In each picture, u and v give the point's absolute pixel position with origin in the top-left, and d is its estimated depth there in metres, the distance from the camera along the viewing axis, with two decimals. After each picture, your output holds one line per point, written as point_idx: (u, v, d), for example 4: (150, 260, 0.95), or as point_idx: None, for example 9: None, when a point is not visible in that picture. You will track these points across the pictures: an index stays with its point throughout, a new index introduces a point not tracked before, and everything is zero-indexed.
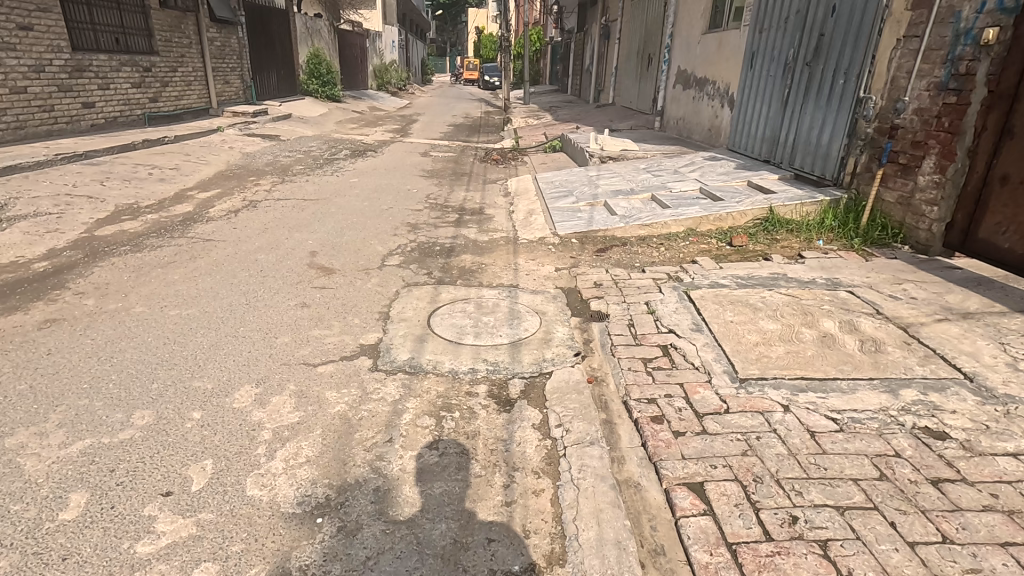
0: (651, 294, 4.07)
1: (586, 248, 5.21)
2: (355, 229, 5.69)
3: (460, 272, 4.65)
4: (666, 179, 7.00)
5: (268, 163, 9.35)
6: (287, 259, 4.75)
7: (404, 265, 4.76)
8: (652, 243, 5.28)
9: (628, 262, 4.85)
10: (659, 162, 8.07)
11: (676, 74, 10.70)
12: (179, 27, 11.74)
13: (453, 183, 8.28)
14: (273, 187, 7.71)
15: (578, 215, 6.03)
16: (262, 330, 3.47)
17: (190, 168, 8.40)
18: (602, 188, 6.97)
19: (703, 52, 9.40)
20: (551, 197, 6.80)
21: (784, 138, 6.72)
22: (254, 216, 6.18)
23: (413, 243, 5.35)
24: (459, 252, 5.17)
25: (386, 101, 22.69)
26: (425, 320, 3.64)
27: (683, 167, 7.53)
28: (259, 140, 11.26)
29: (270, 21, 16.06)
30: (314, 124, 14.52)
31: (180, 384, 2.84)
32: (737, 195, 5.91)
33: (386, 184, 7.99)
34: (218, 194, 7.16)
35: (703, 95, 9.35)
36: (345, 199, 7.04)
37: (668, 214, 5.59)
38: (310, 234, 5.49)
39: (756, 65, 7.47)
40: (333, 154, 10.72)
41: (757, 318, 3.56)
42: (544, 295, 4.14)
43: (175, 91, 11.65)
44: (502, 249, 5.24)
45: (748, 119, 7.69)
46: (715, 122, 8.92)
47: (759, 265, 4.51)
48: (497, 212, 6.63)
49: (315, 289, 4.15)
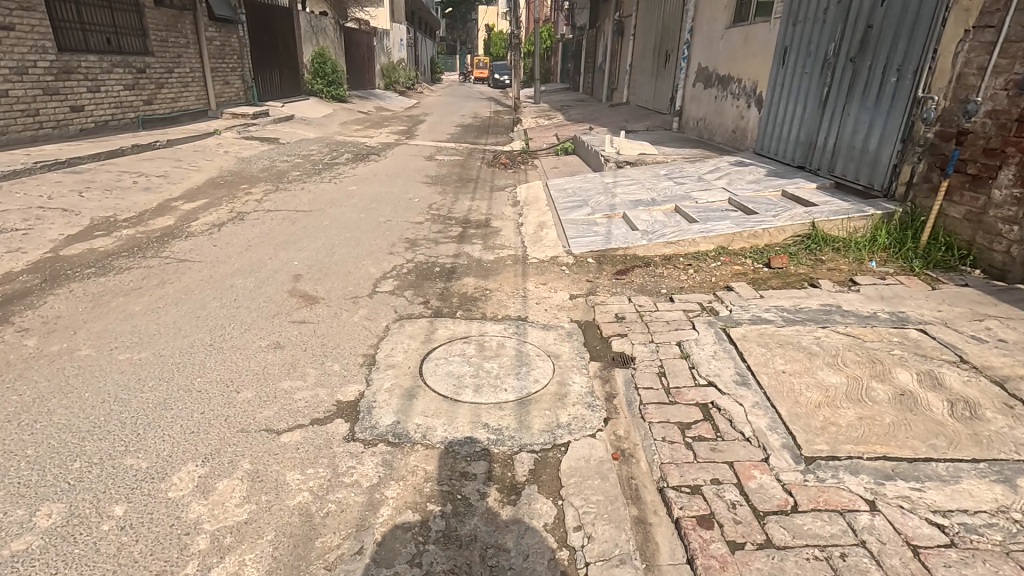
0: (683, 332, 3.48)
1: (604, 270, 4.63)
2: (346, 247, 5.15)
3: (461, 300, 4.09)
4: (690, 188, 6.39)
5: (263, 169, 8.86)
6: (266, 285, 4.21)
7: (398, 291, 4.21)
8: (678, 263, 4.68)
9: (652, 288, 4.26)
10: (681, 167, 7.45)
11: (696, 72, 10.05)
12: (176, 27, 11.30)
13: (458, 191, 7.72)
14: (265, 196, 7.20)
15: (594, 229, 5.44)
16: (222, 381, 2.92)
17: (179, 175, 7.93)
18: (620, 198, 6.39)
19: (727, 48, 8.76)
20: (564, 208, 6.22)
21: (822, 143, 6.06)
22: (240, 231, 5.67)
23: (411, 264, 4.79)
24: (461, 275, 4.61)
25: (393, 101, 22.16)
26: (416, 367, 3.07)
27: (708, 174, 6.91)
28: (257, 144, 10.79)
29: (273, 19, 15.59)
30: (316, 126, 14.03)
31: (106, 463, 2.29)
32: (772, 207, 5.28)
33: (386, 193, 7.46)
34: (205, 205, 6.66)
35: (726, 94, 8.70)
36: (341, 210, 6.51)
37: (696, 230, 4.98)
38: (296, 253, 4.95)
39: (790, 62, 6.81)
40: (334, 158, 10.21)
41: (814, 367, 2.95)
42: (556, 332, 3.56)
43: (171, 93, 11.21)
44: (510, 272, 4.67)
45: (780, 120, 7.03)
46: (740, 123, 8.25)
47: (806, 294, 3.90)
48: (504, 225, 6.06)
49: (292, 324, 3.60)
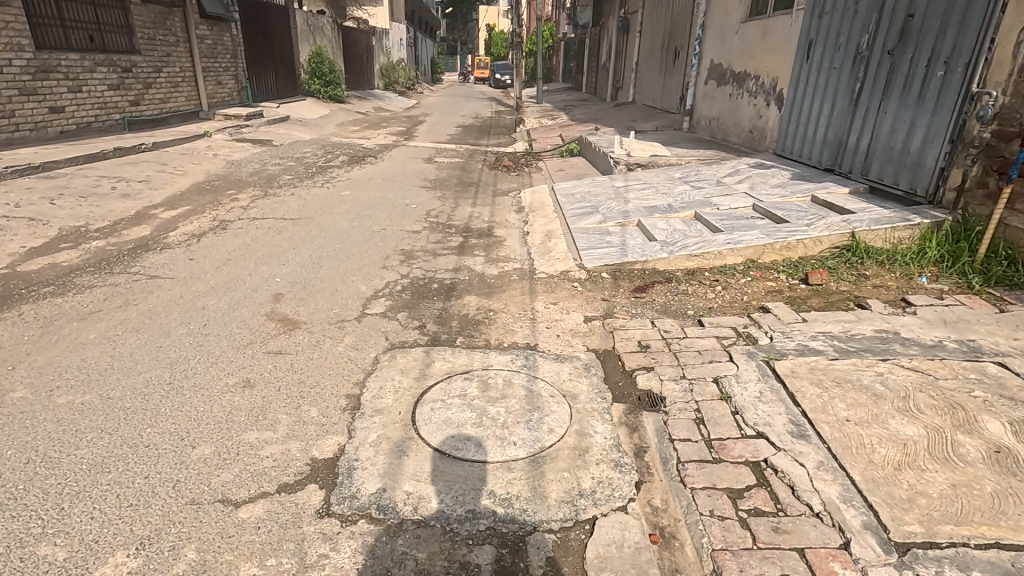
0: (719, 365, 3.00)
1: (621, 288, 4.15)
2: (334, 260, 4.68)
3: (461, 324, 3.61)
4: (710, 193, 5.92)
5: (253, 172, 8.40)
6: (241, 307, 3.73)
7: (391, 313, 3.74)
8: (704, 279, 4.21)
9: (677, 309, 3.78)
10: (697, 170, 6.97)
11: (708, 69, 9.57)
12: (164, 24, 10.85)
13: (458, 196, 7.24)
14: (252, 202, 6.73)
15: (607, 239, 4.97)
16: (174, 433, 2.45)
17: (162, 180, 7.46)
18: (634, 203, 5.93)
19: (743, 43, 8.27)
20: (573, 215, 5.75)
21: (854, 144, 5.56)
22: (221, 242, 5.20)
23: (405, 280, 4.32)
24: (461, 293, 4.13)
25: (392, 101, 21.71)
26: (408, 413, 2.60)
27: (727, 178, 6.43)
28: (248, 146, 10.33)
29: (268, 17, 15.13)
30: (313, 127, 13.57)
31: (12, 555, 1.82)
32: (804, 215, 4.81)
33: (382, 198, 6.99)
34: (186, 212, 6.19)
35: (742, 92, 8.22)
36: (332, 218, 6.03)
37: (722, 240, 4.51)
38: (279, 267, 4.48)
39: (815, 56, 6.32)
40: (329, 161, 9.74)
41: (884, 415, 2.47)
42: (572, 365, 3.08)
43: (159, 93, 10.75)
44: (516, 289, 4.19)
45: (805, 119, 6.53)
46: (759, 122, 7.76)
47: (856, 317, 3.42)
48: (509, 234, 5.59)
49: (266, 356, 3.12)
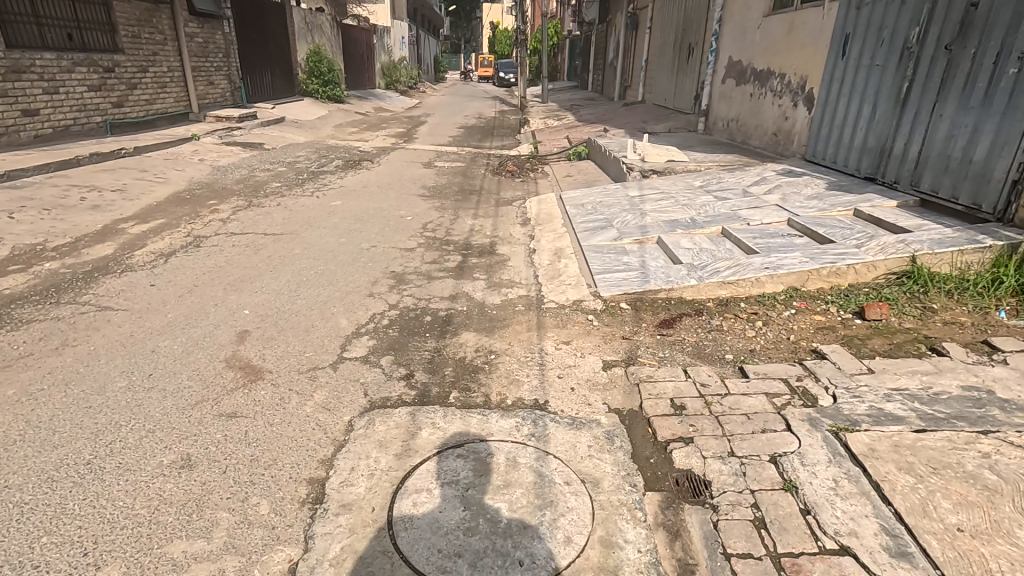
0: (775, 435, 2.41)
1: (643, 323, 3.57)
2: (313, 287, 4.11)
3: (456, 373, 3.03)
4: (737, 205, 5.34)
5: (238, 179, 7.85)
6: (197, 349, 3.18)
7: (374, 356, 3.17)
8: (740, 312, 3.63)
9: (712, 352, 3.20)
10: (719, 177, 6.37)
11: (726, 67, 8.95)
12: (150, 22, 10.32)
13: (458, 206, 6.66)
14: (233, 214, 6.18)
15: (625, 261, 4.39)
16: (76, 544, 1.88)
17: (139, 189, 6.92)
18: (651, 216, 5.37)
19: (767, 39, 7.65)
20: (585, 230, 5.18)
21: (901, 150, 4.96)
22: (190, 262, 4.65)
23: (393, 313, 3.75)
24: (458, 329, 3.55)
25: (394, 101, 21.14)
26: (384, 512, 2.03)
27: (753, 187, 5.84)
28: (237, 150, 9.78)
29: (264, 14, 14.58)
30: (308, 129, 13.01)
31: None
32: (850, 234, 4.22)
33: (376, 208, 6.43)
34: (159, 226, 5.64)
35: (766, 92, 7.60)
36: (317, 232, 5.47)
37: (758, 264, 3.93)
38: (249, 296, 3.92)
39: (853, 52, 5.72)
40: (322, 166, 9.17)
41: (1006, 523, 1.88)
42: (592, 433, 2.50)
43: (145, 94, 10.23)
44: (521, 324, 3.60)
45: (840, 122, 5.91)
46: (784, 124, 7.14)
47: (935, 368, 2.82)
48: (513, 252, 5.02)
49: (216, 420, 2.56)
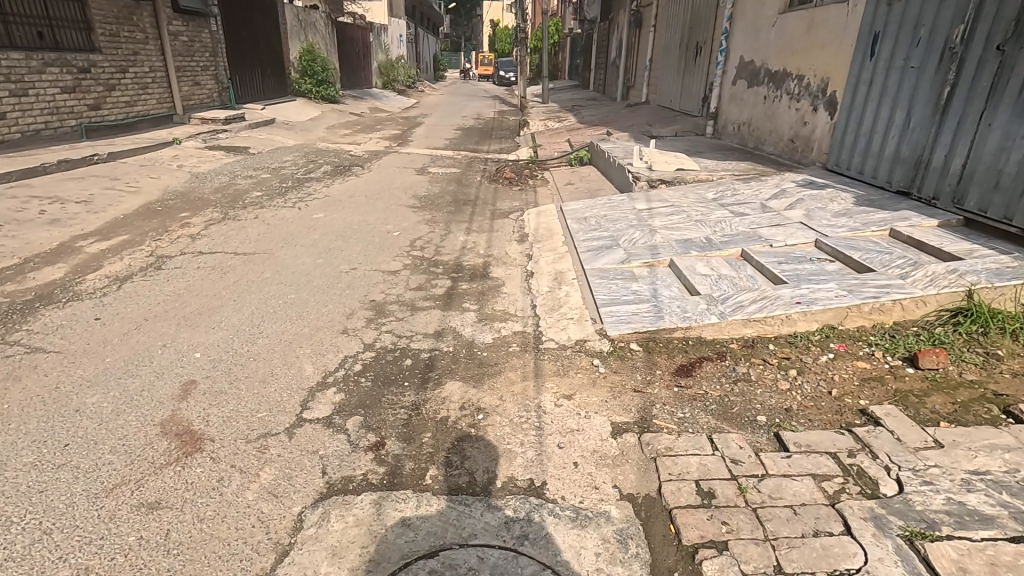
0: (833, 540, 1.90)
1: (657, 370, 3.07)
2: (278, 321, 3.61)
3: (436, 440, 2.53)
4: (756, 222, 4.85)
5: (217, 188, 7.35)
6: (128, 407, 2.69)
7: (340, 417, 2.67)
8: (770, 356, 3.13)
9: (742, 411, 2.70)
10: (734, 189, 5.86)
11: (738, 67, 8.44)
12: (129, 19, 9.81)
13: (450, 219, 6.15)
14: (204, 229, 5.68)
15: (634, 290, 3.90)
16: None
17: (108, 199, 6.43)
18: (661, 233, 4.89)
19: (783, 38, 7.14)
20: (588, 251, 4.69)
21: (940, 162, 4.47)
22: (147, 289, 4.15)
23: (368, 356, 3.26)
24: (441, 377, 3.06)
25: (390, 101, 20.62)
26: None
27: (772, 201, 5.35)
28: (220, 154, 9.28)
29: (254, 11, 14.07)
30: (299, 131, 12.50)
31: None
32: (890, 260, 3.71)
33: (361, 222, 5.94)
34: (120, 243, 5.15)
35: (782, 94, 7.08)
36: (293, 252, 4.96)
37: (787, 296, 3.43)
38: (203, 334, 3.42)
39: (882, 53, 5.22)
40: (309, 172, 8.66)
41: None
42: (601, 534, 2.00)
43: (124, 96, 9.72)
44: (515, 371, 3.11)
45: (867, 130, 5.41)
46: (802, 130, 6.63)
47: (1016, 442, 2.32)
48: (508, 276, 4.52)
49: (132, 513, 2.07)
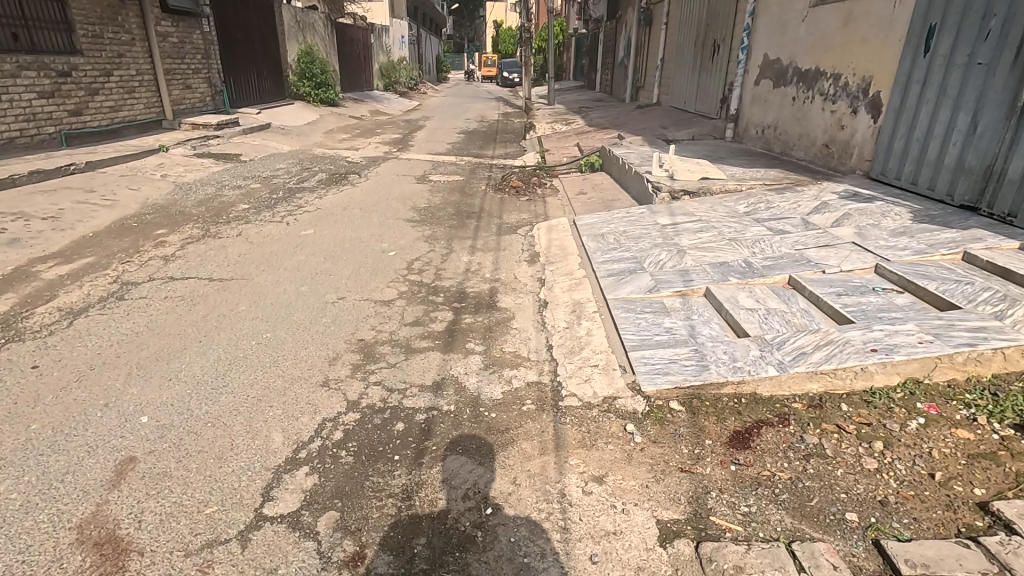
0: None
1: (706, 440, 2.49)
2: (246, 370, 3.04)
3: (432, 550, 1.96)
4: (800, 241, 4.26)
5: (201, 200, 6.80)
6: (40, 501, 2.12)
7: (310, 514, 2.11)
8: (844, 420, 2.55)
9: (823, 504, 2.12)
10: (769, 202, 5.27)
11: (762, 66, 7.84)
12: (114, 19, 9.29)
13: (453, 235, 5.58)
14: (180, 248, 5.13)
15: (668, 328, 3.32)
16: None
17: (79, 214, 5.90)
18: (691, 255, 4.31)
19: (815, 33, 6.54)
20: (609, 276, 4.11)
21: (1020, 174, 3.90)
22: (102, 325, 3.60)
23: (352, 418, 2.69)
24: (439, 451, 2.48)
25: (392, 104, 20.06)
26: None
27: (814, 216, 4.76)
28: (209, 162, 8.74)
29: (249, 11, 13.55)
30: (295, 137, 11.96)
31: None
32: (975, 295, 3.12)
33: (355, 239, 5.38)
34: (83, 267, 4.61)
35: (815, 95, 6.49)
36: (275, 277, 4.40)
37: (858, 341, 2.84)
38: (155, 389, 2.86)
39: (940, 48, 4.62)
40: (302, 181, 8.10)
41: None
42: None
43: (108, 101, 9.20)
44: (531, 440, 2.53)
45: (920, 135, 4.83)
46: (839, 134, 6.03)
47: None
48: (518, 307, 3.95)
49: None
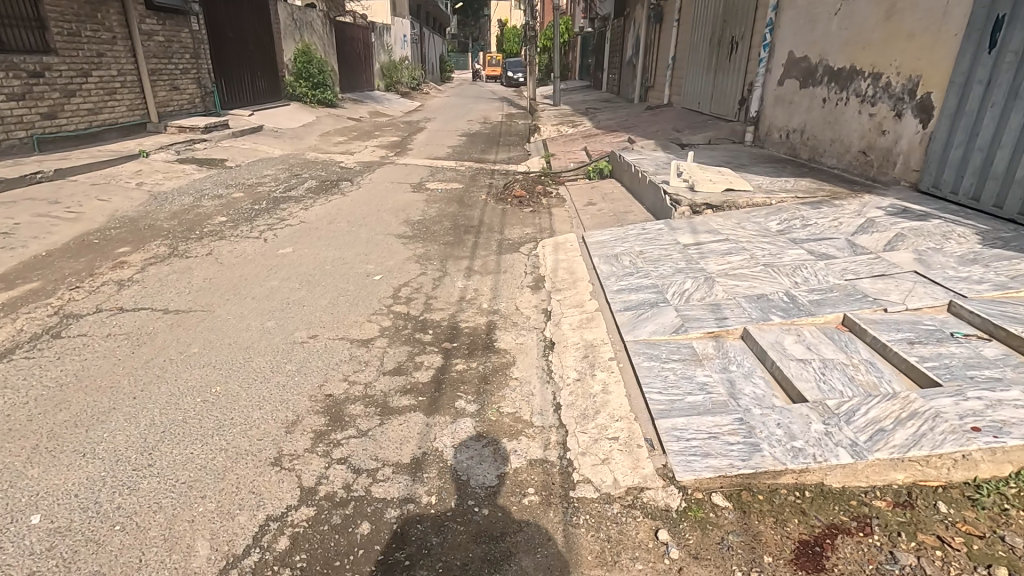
0: None
1: (766, 557, 1.88)
2: (181, 442, 2.46)
3: None
4: (850, 268, 3.64)
5: (175, 212, 6.23)
6: None
7: None
8: (948, 529, 1.93)
9: None
10: (806, 219, 4.65)
11: (787, 64, 7.21)
12: (93, 17, 8.76)
13: (447, 254, 4.97)
14: (140, 271, 4.56)
15: (702, 385, 2.72)
16: None
17: (36, 229, 5.35)
18: (722, 284, 3.70)
19: (850, 28, 5.92)
20: (627, 312, 3.51)
21: None
22: (22, 373, 3.02)
23: (303, 516, 2.10)
24: (411, 569, 1.89)
25: (393, 104, 19.49)
26: None
27: (861, 237, 4.13)
28: (191, 169, 8.18)
29: (243, 9, 13.00)
30: (288, 140, 11.40)
31: None
32: None
33: (337, 259, 4.79)
34: (23, 294, 4.04)
35: (850, 96, 5.86)
36: (238, 309, 3.81)
37: (953, 414, 2.22)
38: (61, 471, 2.28)
39: (1010, 42, 4.01)
40: (289, 189, 7.53)
41: None
42: None
43: (86, 103, 8.68)
44: (533, 554, 1.94)
45: (983, 143, 4.23)
46: (879, 141, 5.40)
47: None
48: (519, 348, 3.34)
49: None
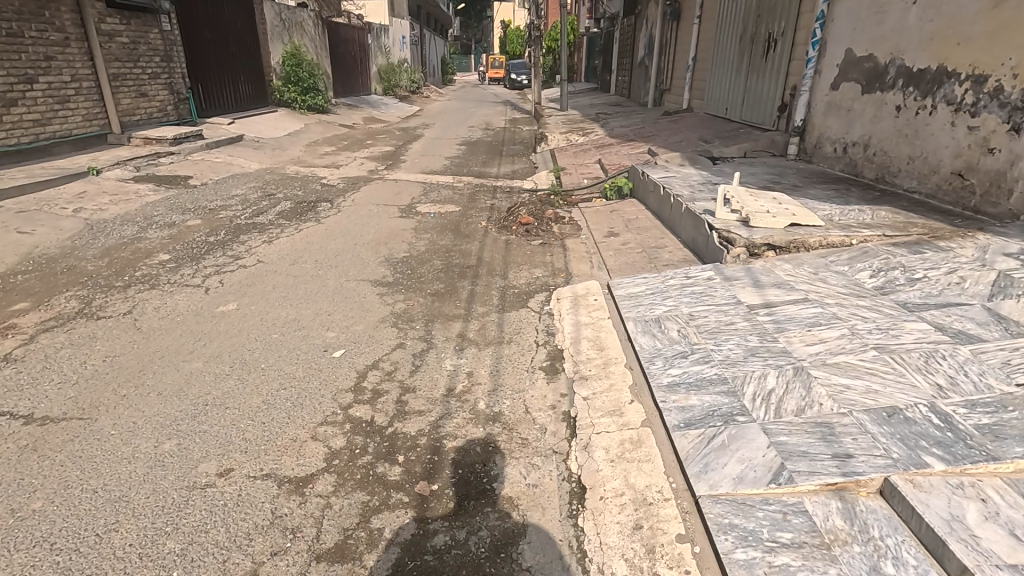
0: None
1: None
2: None
3: None
4: (1015, 364, 2.48)
5: (108, 248, 5.13)
6: None
7: None
8: None
9: None
10: (910, 269, 3.49)
11: (844, 63, 6.04)
12: (39, 15, 7.70)
13: (435, 313, 3.84)
14: (27, 342, 3.45)
15: None
16: None
17: None
18: (824, 384, 2.55)
19: (938, 18, 4.76)
20: (689, 434, 2.37)
21: None
22: None
23: None
24: None
25: (390, 109, 18.40)
26: None
27: (1004, 304, 2.99)
28: (147, 189, 7.08)
29: (223, 8, 11.93)
30: (269, 151, 10.30)
31: None
32: None
33: (289, 322, 3.66)
34: None
35: (939, 103, 4.69)
36: (131, 416, 2.68)
37: None
38: None
39: None
40: (257, 214, 6.43)
41: None
42: None
43: (29, 113, 7.62)
44: None
45: None
46: (984, 161, 4.25)
47: None
48: (531, 497, 2.20)
49: None
